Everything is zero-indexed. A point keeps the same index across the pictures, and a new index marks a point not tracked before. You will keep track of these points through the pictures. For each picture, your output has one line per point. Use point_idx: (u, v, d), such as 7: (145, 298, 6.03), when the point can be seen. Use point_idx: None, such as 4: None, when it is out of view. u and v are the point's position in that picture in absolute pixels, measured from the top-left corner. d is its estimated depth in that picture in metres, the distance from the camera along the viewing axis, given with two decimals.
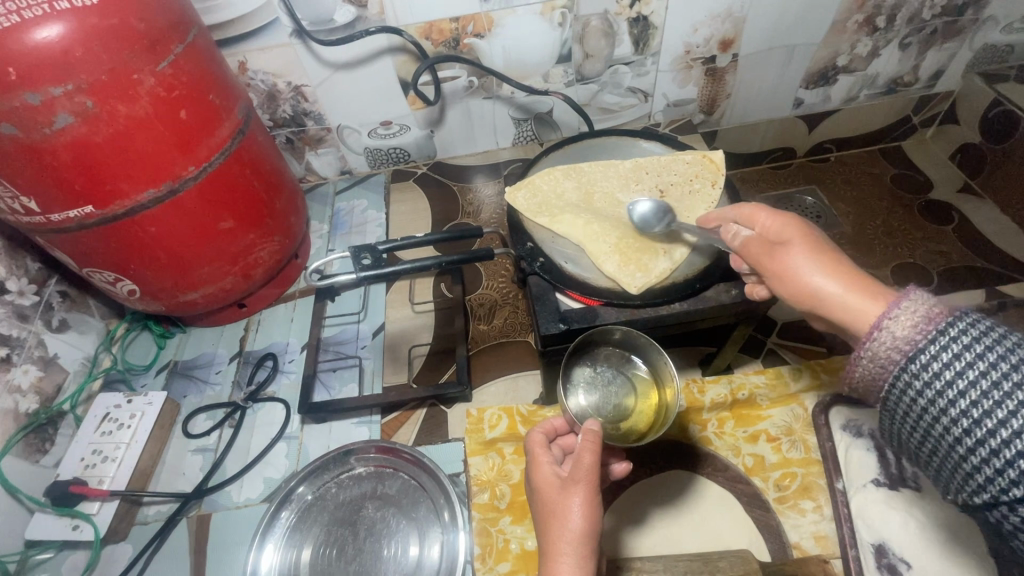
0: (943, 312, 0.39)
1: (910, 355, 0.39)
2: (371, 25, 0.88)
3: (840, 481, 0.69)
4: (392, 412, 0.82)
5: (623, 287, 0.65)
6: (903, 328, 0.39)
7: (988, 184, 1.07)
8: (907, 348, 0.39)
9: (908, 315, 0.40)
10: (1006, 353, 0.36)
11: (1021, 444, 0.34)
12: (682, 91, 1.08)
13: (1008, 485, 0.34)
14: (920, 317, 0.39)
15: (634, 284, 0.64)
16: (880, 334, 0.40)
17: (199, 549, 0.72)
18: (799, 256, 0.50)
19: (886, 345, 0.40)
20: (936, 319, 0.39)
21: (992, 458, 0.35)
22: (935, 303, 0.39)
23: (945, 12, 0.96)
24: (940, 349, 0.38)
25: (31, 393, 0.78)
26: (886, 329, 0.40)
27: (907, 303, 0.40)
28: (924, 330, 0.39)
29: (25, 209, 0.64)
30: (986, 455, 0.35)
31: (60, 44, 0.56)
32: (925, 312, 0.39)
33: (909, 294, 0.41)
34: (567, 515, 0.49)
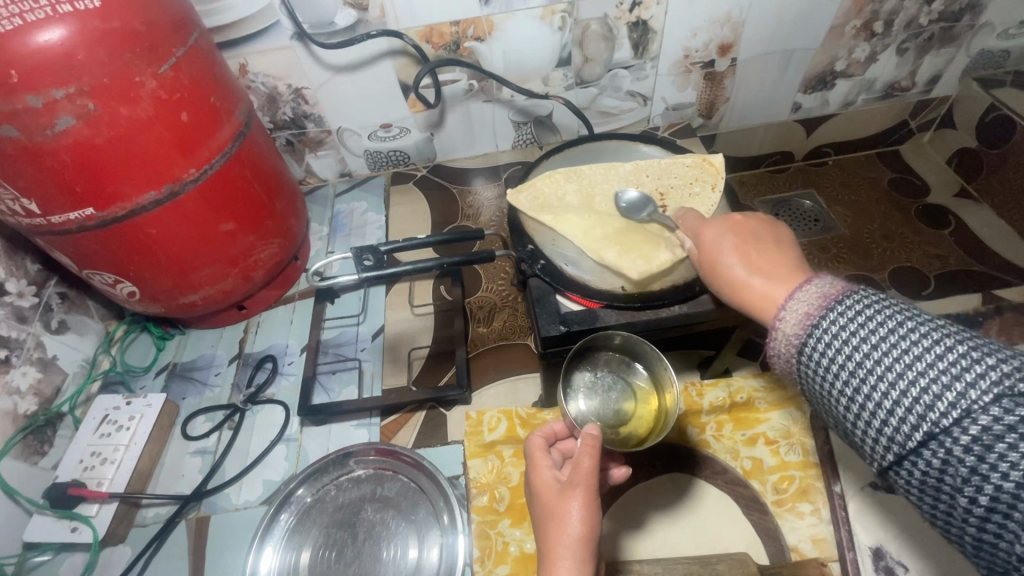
0: (822, 302, 0.41)
1: (801, 348, 0.41)
2: (372, 28, 0.88)
3: (838, 484, 0.70)
4: (391, 414, 0.82)
5: (623, 274, 0.64)
6: (789, 328, 0.42)
7: (985, 188, 1.08)
8: (795, 343, 0.41)
9: (792, 314, 0.42)
10: (878, 334, 0.38)
11: (890, 416, 0.36)
12: (681, 95, 1.08)
13: (896, 459, 0.36)
14: (802, 313, 0.41)
15: (634, 271, 0.63)
16: (775, 334, 0.43)
17: (197, 551, 0.72)
18: (723, 253, 0.52)
19: (782, 345, 0.42)
20: (816, 313, 0.40)
21: (878, 433, 0.37)
22: (817, 294, 0.41)
23: (943, 17, 0.97)
24: (819, 340, 0.40)
25: (30, 394, 0.78)
26: (779, 329, 0.43)
27: (795, 300, 0.42)
28: (806, 323, 0.41)
29: (26, 211, 0.64)
30: (877, 434, 0.37)
31: (62, 47, 0.56)
32: (808, 306, 0.41)
33: (800, 288, 0.43)
34: (567, 518, 0.50)
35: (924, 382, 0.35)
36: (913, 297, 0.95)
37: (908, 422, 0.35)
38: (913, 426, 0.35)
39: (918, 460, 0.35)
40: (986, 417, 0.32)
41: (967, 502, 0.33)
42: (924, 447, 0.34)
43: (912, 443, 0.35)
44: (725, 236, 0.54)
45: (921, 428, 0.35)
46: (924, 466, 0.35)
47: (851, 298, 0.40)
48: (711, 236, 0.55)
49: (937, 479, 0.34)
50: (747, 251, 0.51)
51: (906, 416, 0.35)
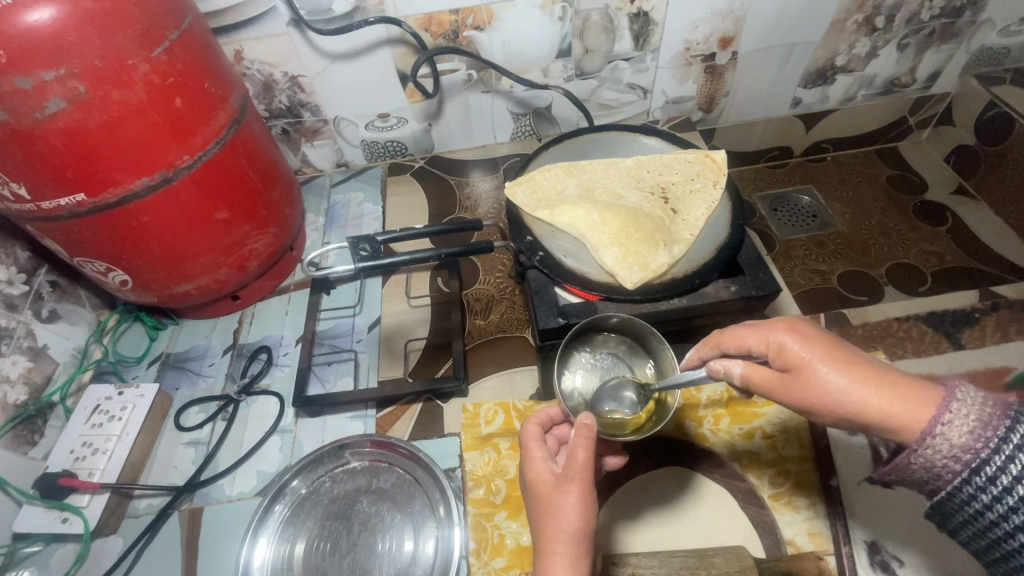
0: (992, 411, 0.39)
1: (974, 466, 0.39)
2: (370, 15, 0.87)
3: (834, 478, 0.70)
4: (387, 407, 0.81)
5: (619, 282, 0.64)
6: (957, 436, 0.40)
7: (982, 185, 1.08)
8: (965, 459, 0.39)
9: (960, 420, 0.40)
10: None
11: None
12: (681, 88, 1.08)
13: None
14: (974, 423, 0.39)
15: (630, 280, 0.63)
16: (935, 443, 0.40)
17: (191, 542, 0.72)
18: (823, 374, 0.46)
19: (941, 457, 0.40)
20: (990, 422, 0.39)
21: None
22: (979, 402, 0.40)
23: (944, 13, 0.97)
24: (999, 461, 0.38)
25: (20, 383, 0.77)
26: (941, 437, 0.40)
27: (956, 405, 0.40)
28: (983, 438, 0.39)
29: (15, 196, 0.63)
30: None
31: (52, 28, 0.55)
32: (976, 414, 0.40)
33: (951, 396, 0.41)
34: (562, 512, 0.49)
35: None
36: (910, 293, 0.95)
37: None
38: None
39: None
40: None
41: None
42: None
43: None
44: (813, 358, 0.47)
45: None
46: None
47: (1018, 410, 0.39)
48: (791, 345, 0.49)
49: None
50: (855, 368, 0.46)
51: None
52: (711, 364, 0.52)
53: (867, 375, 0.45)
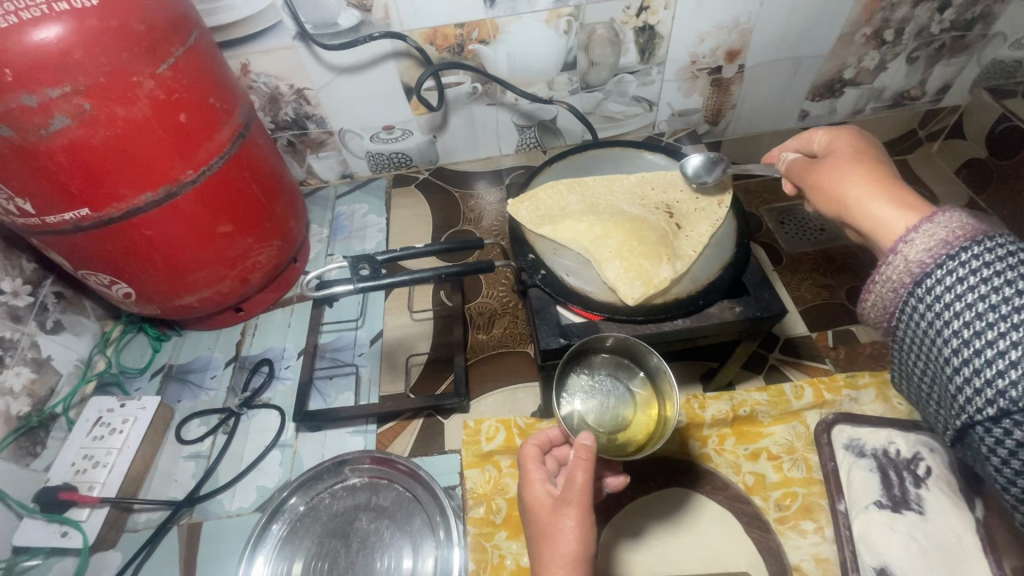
0: (965, 233, 0.39)
1: (920, 279, 0.40)
2: (376, 30, 0.87)
3: (842, 502, 0.68)
4: (388, 422, 0.81)
5: (620, 299, 0.62)
6: (915, 252, 0.40)
7: (995, 200, 1.05)
8: (917, 272, 0.40)
9: (924, 239, 0.40)
10: (1013, 280, 0.36)
11: (1005, 364, 0.36)
12: (687, 101, 1.07)
13: (987, 406, 0.37)
14: (936, 241, 0.39)
15: (631, 296, 0.61)
16: (894, 259, 0.41)
17: (189, 557, 0.71)
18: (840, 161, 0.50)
19: (898, 270, 0.41)
20: (952, 244, 0.39)
21: (985, 385, 0.36)
22: (961, 224, 0.39)
23: (955, 26, 0.96)
24: (947, 274, 0.38)
25: (24, 395, 0.77)
26: (900, 253, 0.41)
27: (928, 226, 0.40)
28: (937, 255, 0.39)
29: (20, 211, 0.63)
30: (969, 381, 0.38)
31: (58, 46, 0.55)
32: (944, 234, 0.39)
33: (935, 213, 0.41)
34: (560, 535, 0.48)
35: None
36: None
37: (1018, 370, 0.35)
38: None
39: (1016, 413, 0.35)
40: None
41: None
42: None
43: (1013, 389, 0.35)
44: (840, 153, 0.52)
45: None
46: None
47: (997, 235, 0.38)
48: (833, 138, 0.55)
49: None
50: (863, 164, 0.49)
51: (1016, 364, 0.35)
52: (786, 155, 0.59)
53: (875, 173, 0.48)
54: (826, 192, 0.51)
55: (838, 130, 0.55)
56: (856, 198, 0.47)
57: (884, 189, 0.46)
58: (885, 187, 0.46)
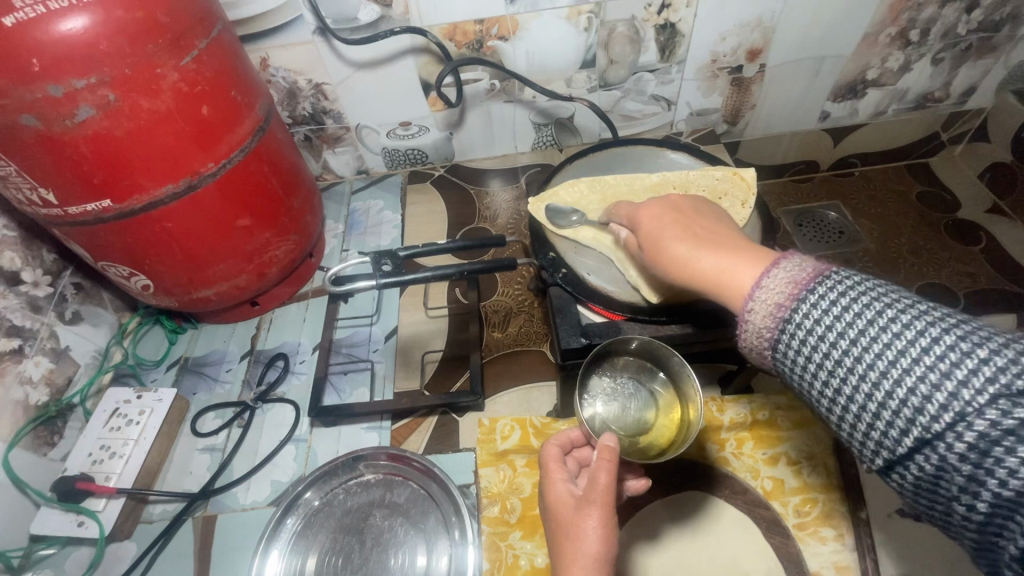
0: (794, 291, 0.40)
1: (776, 343, 0.41)
2: (395, 25, 0.87)
3: (863, 510, 0.68)
4: (402, 419, 0.80)
5: (643, 297, 0.63)
6: (760, 320, 0.41)
7: (1019, 204, 1.03)
8: (771, 337, 0.41)
9: (761, 306, 0.41)
10: (848, 327, 0.37)
11: (873, 414, 0.36)
12: (706, 101, 1.06)
13: (877, 456, 0.37)
14: (772, 305, 0.40)
15: (654, 294, 0.62)
16: (745, 327, 0.42)
17: (203, 550, 0.71)
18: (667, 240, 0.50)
19: (754, 337, 0.42)
20: (786, 304, 0.40)
21: (866, 435, 0.37)
22: (787, 282, 0.40)
23: (983, 27, 0.94)
24: (793, 336, 0.39)
25: (42, 385, 0.77)
26: (748, 321, 0.42)
27: (762, 290, 0.41)
28: (778, 317, 0.40)
29: (43, 201, 0.64)
30: (857, 432, 0.38)
31: (84, 36, 0.55)
32: (777, 297, 0.40)
33: (765, 274, 0.42)
34: (583, 536, 0.48)
35: (901, 379, 0.35)
36: None
37: (883, 419, 0.36)
38: (890, 423, 0.35)
39: (899, 458, 0.35)
40: (962, 413, 0.32)
41: (965, 508, 0.33)
42: (911, 450, 0.35)
43: (888, 438, 0.36)
44: (658, 220, 0.53)
45: (895, 424, 0.35)
46: (917, 469, 0.35)
47: (824, 283, 0.39)
48: (646, 213, 0.55)
49: (931, 483, 0.34)
50: (691, 234, 0.50)
51: (880, 413, 0.36)
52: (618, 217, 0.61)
53: (707, 241, 0.48)
54: (662, 264, 0.51)
55: (646, 204, 0.57)
56: (695, 259, 0.47)
57: (715, 246, 0.47)
58: (713, 247, 0.47)
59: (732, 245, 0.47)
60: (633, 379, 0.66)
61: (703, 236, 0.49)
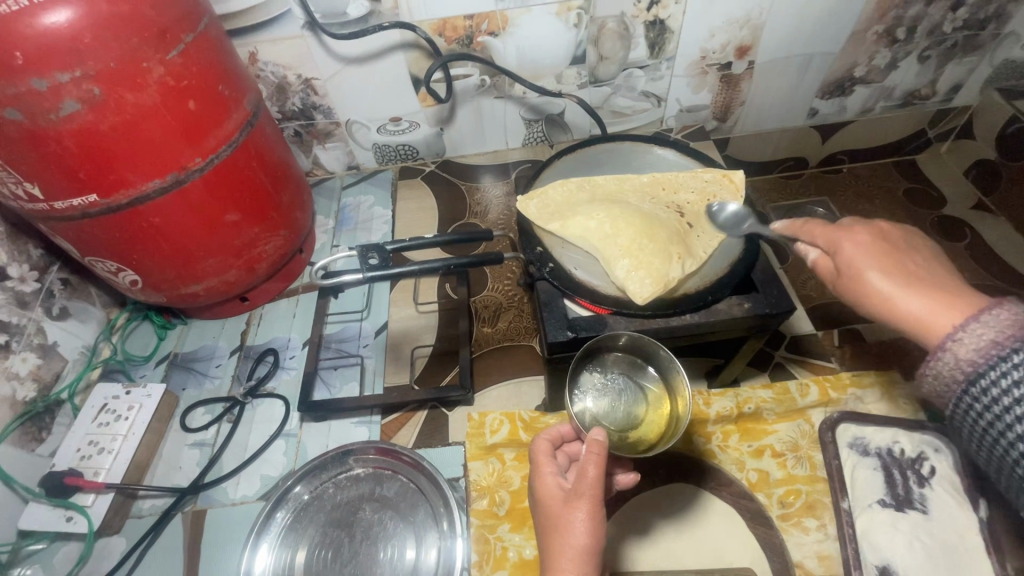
0: (1009, 334, 0.41)
1: (972, 377, 0.42)
2: (385, 20, 0.87)
3: (846, 501, 0.67)
4: (392, 413, 0.81)
5: (630, 297, 0.62)
6: (964, 352, 0.42)
7: (1004, 201, 1.05)
8: (969, 370, 0.42)
9: (972, 339, 0.42)
10: None
11: None
12: (696, 97, 1.06)
13: None
14: (986, 342, 0.41)
15: (640, 294, 0.61)
16: (943, 356, 0.43)
17: (193, 545, 0.72)
18: (869, 270, 0.49)
19: (948, 367, 0.43)
20: (1000, 344, 0.41)
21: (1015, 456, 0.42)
22: (1004, 326, 0.41)
23: (967, 25, 0.95)
24: (997, 374, 0.41)
25: (30, 380, 0.77)
26: (949, 351, 0.43)
27: (975, 326, 0.42)
28: (987, 354, 0.41)
29: (28, 196, 0.63)
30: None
31: (68, 29, 0.55)
32: (992, 335, 0.41)
33: (977, 315, 0.43)
34: (570, 528, 0.48)
35: None
36: None
37: None
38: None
39: None
40: None
41: None
42: None
43: None
44: (859, 247, 0.50)
45: None
46: None
47: None
48: (850, 239, 0.51)
49: None
50: (898, 269, 0.49)
51: None
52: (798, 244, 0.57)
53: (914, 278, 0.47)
54: (862, 296, 0.50)
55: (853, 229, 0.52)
56: (899, 299, 0.47)
57: (923, 289, 0.47)
58: (918, 288, 0.47)
59: (938, 287, 0.47)
60: (623, 375, 0.67)
61: (906, 272, 0.48)
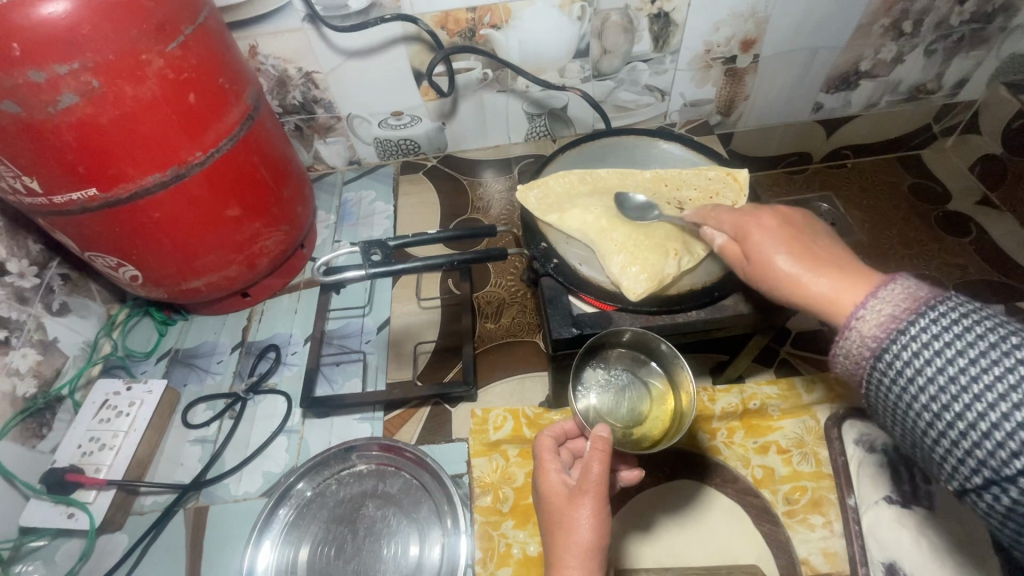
0: (910, 305, 0.38)
1: (878, 354, 0.39)
2: (386, 12, 0.86)
3: (851, 497, 0.68)
4: (395, 409, 0.80)
5: (623, 292, 0.62)
6: (868, 328, 0.39)
7: (1008, 196, 1.05)
8: (874, 347, 0.39)
9: (874, 314, 0.39)
10: (967, 346, 0.36)
11: (978, 434, 0.35)
12: (700, 91, 1.05)
13: (974, 475, 0.36)
14: (886, 316, 0.39)
15: (633, 289, 0.61)
16: (848, 334, 0.40)
17: (195, 541, 0.71)
18: (771, 250, 0.49)
19: (855, 345, 0.40)
20: (900, 317, 0.38)
21: (956, 449, 0.36)
22: (904, 295, 0.38)
23: (975, 19, 0.94)
24: (902, 348, 0.38)
25: (30, 376, 0.76)
26: (854, 328, 0.40)
27: (875, 300, 0.40)
28: (889, 329, 0.38)
29: (27, 190, 0.63)
30: (954, 448, 0.36)
31: (66, 20, 0.54)
32: (892, 309, 0.39)
33: (881, 286, 0.40)
34: (576, 526, 0.48)
35: (1012, 402, 0.34)
36: None
37: (991, 440, 0.34)
38: (983, 436, 0.35)
39: (999, 480, 0.34)
40: None
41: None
42: (1018, 474, 0.33)
43: (995, 460, 0.34)
44: (764, 232, 0.51)
45: (1005, 447, 0.34)
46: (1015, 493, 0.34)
47: (942, 303, 0.37)
48: (757, 222, 0.52)
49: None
50: (800, 247, 0.49)
51: (988, 434, 0.34)
52: (703, 230, 0.58)
53: (809, 254, 0.48)
54: (771, 282, 0.49)
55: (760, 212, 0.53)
56: (806, 280, 0.46)
57: (824, 268, 0.46)
58: (825, 267, 0.46)
59: (830, 260, 0.47)
60: (628, 370, 0.66)
61: (809, 250, 0.48)
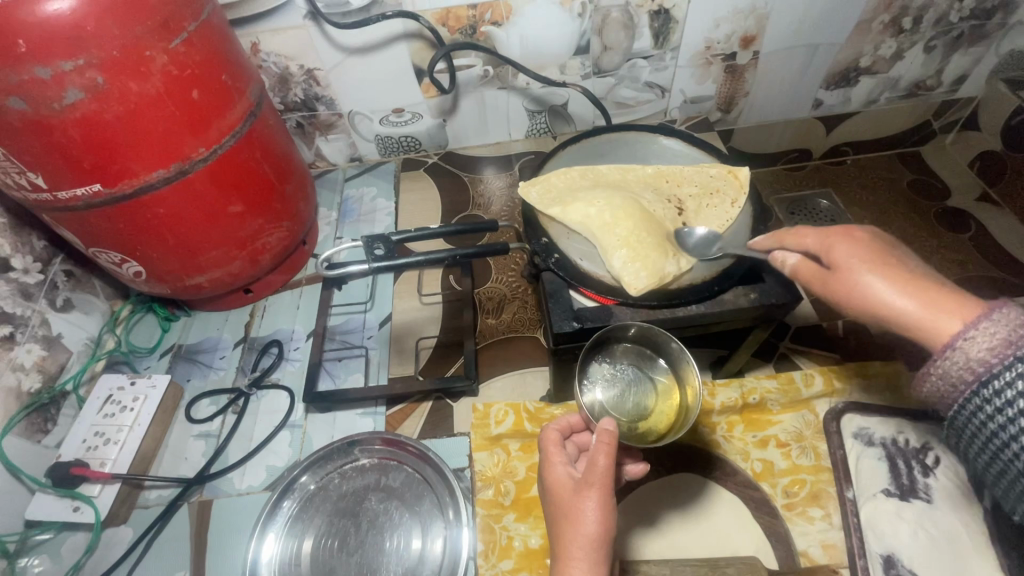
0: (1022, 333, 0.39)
1: (984, 377, 0.40)
2: (387, 9, 0.86)
3: (851, 490, 0.68)
4: (397, 404, 0.81)
5: (624, 288, 0.63)
6: (977, 350, 0.40)
7: (1007, 192, 1.05)
8: (980, 371, 0.40)
9: (984, 336, 0.40)
10: None
11: None
12: (700, 88, 1.06)
13: None
14: (998, 341, 0.39)
15: (634, 286, 0.62)
16: (953, 354, 0.41)
17: (200, 534, 0.72)
18: (857, 269, 0.48)
19: (958, 366, 0.41)
20: (1015, 343, 0.39)
21: None
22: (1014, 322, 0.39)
23: (974, 15, 0.94)
24: (1011, 375, 0.39)
25: (35, 371, 0.77)
26: (960, 348, 0.41)
27: (985, 323, 0.40)
28: (1001, 354, 0.39)
29: (32, 185, 0.63)
30: None
31: (71, 17, 0.54)
32: (1002, 335, 0.39)
33: (988, 312, 0.41)
34: (582, 517, 0.48)
35: None
36: None
37: None
38: None
39: None
40: None
41: None
42: None
43: None
44: (851, 244, 0.51)
45: None
46: None
47: None
48: (840, 237, 0.52)
49: None
50: (886, 267, 0.48)
51: None
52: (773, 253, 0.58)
53: (901, 274, 0.47)
54: (858, 301, 0.49)
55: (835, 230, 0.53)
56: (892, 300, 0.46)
57: (915, 287, 0.46)
58: (916, 286, 0.46)
59: (922, 279, 0.46)
60: (633, 366, 0.67)
61: (900, 269, 0.47)
